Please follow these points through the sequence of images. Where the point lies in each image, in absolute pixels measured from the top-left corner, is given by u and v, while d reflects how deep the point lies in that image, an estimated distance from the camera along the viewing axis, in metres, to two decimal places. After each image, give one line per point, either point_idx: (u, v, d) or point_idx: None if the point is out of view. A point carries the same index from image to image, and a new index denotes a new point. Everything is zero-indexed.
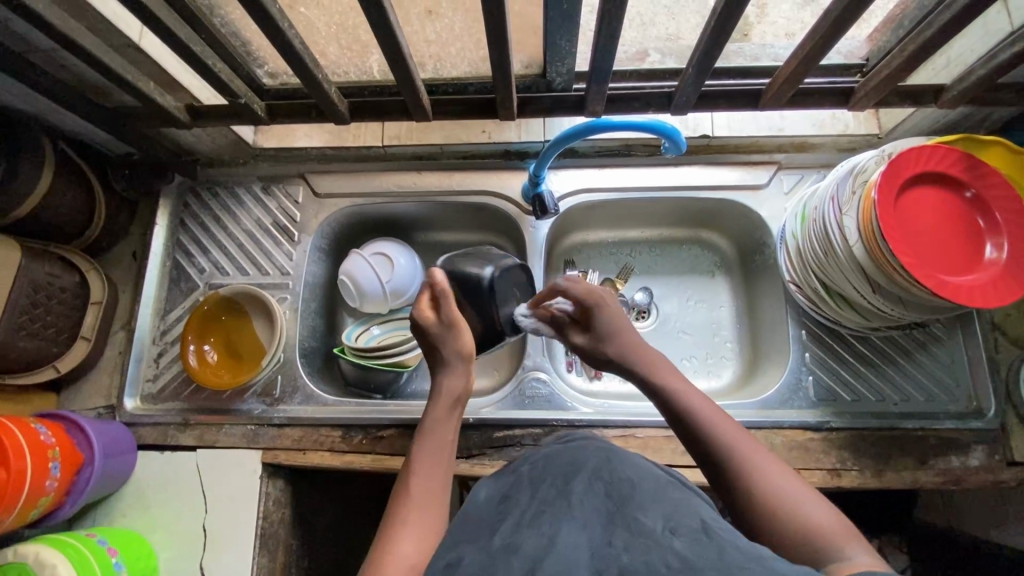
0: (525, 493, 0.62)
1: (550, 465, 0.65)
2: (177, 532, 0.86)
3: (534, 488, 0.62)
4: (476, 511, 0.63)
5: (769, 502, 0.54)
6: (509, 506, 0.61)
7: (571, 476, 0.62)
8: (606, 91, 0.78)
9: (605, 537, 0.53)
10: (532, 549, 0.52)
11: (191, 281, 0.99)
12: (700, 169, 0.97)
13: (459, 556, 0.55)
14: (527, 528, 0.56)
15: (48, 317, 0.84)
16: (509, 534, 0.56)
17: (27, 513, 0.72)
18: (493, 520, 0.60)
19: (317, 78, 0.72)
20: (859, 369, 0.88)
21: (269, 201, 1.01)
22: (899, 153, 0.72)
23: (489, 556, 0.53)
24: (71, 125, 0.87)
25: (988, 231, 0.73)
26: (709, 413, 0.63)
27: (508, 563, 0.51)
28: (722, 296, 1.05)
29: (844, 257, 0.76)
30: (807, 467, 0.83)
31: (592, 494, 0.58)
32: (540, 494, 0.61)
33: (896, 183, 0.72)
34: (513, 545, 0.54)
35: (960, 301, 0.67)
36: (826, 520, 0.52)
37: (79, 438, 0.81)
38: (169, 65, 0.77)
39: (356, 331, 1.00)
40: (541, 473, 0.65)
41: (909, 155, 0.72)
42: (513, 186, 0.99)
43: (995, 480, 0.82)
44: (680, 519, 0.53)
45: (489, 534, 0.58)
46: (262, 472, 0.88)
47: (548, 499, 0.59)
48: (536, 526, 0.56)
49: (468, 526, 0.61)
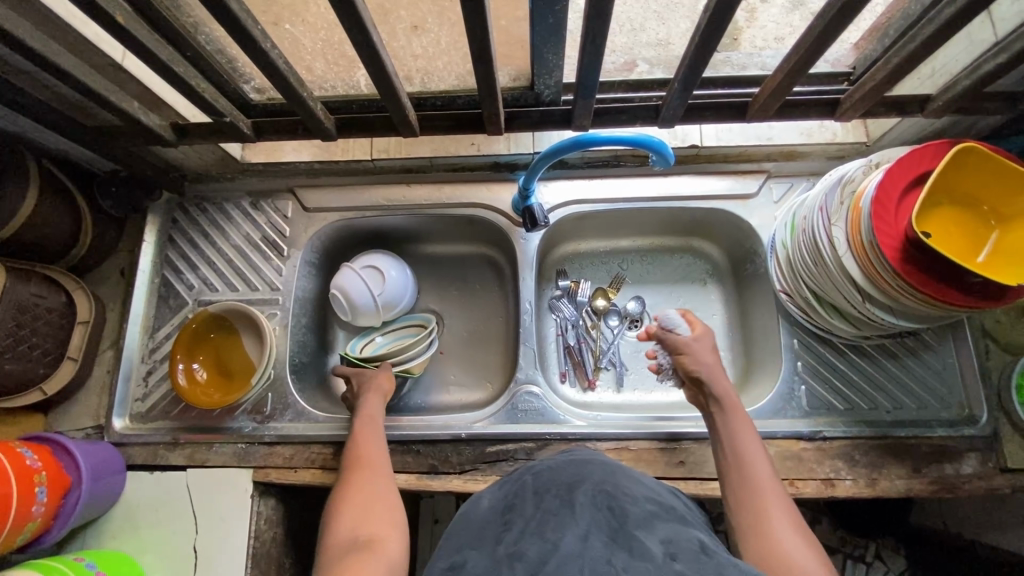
0: (528, 502, 0.61)
1: (554, 476, 0.64)
2: (167, 554, 0.85)
3: (538, 496, 0.62)
4: (475, 520, 0.63)
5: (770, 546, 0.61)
6: (513, 515, 0.60)
7: (574, 487, 0.61)
8: (592, 107, 0.78)
9: (606, 549, 0.52)
10: (535, 555, 0.52)
11: (180, 297, 0.98)
12: (689, 179, 0.97)
13: (463, 560, 0.56)
14: (531, 534, 0.56)
15: (34, 338, 0.83)
16: (513, 543, 0.55)
17: (13, 539, 0.71)
18: (495, 529, 0.60)
19: (302, 96, 0.71)
20: (852, 378, 0.88)
21: (258, 216, 1.00)
22: (908, 151, 0.71)
23: (495, 562, 0.54)
24: (57, 143, 0.87)
25: (982, 226, 0.72)
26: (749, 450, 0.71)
27: (511, 569, 0.52)
28: (714, 305, 1.05)
29: (834, 267, 0.76)
30: (801, 477, 0.83)
31: (595, 506, 0.58)
32: (544, 502, 0.60)
33: (903, 181, 0.70)
34: (517, 552, 0.54)
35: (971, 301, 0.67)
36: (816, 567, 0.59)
37: (67, 461, 0.80)
38: (153, 84, 0.76)
39: (361, 343, 1.00)
40: (545, 481, 0.64)
41: (914, 152, 0.71)
42: (503, 197, 0.99)
43: (990, 488, 0.82)
44: (678, 541, 0.54)
45: (493, 542, 0.58)
46: (253, 492, 0.87)
47: (552, 509, 0.58)
48: (541, 533, 0.55)
49: (467, 533, 0.62)
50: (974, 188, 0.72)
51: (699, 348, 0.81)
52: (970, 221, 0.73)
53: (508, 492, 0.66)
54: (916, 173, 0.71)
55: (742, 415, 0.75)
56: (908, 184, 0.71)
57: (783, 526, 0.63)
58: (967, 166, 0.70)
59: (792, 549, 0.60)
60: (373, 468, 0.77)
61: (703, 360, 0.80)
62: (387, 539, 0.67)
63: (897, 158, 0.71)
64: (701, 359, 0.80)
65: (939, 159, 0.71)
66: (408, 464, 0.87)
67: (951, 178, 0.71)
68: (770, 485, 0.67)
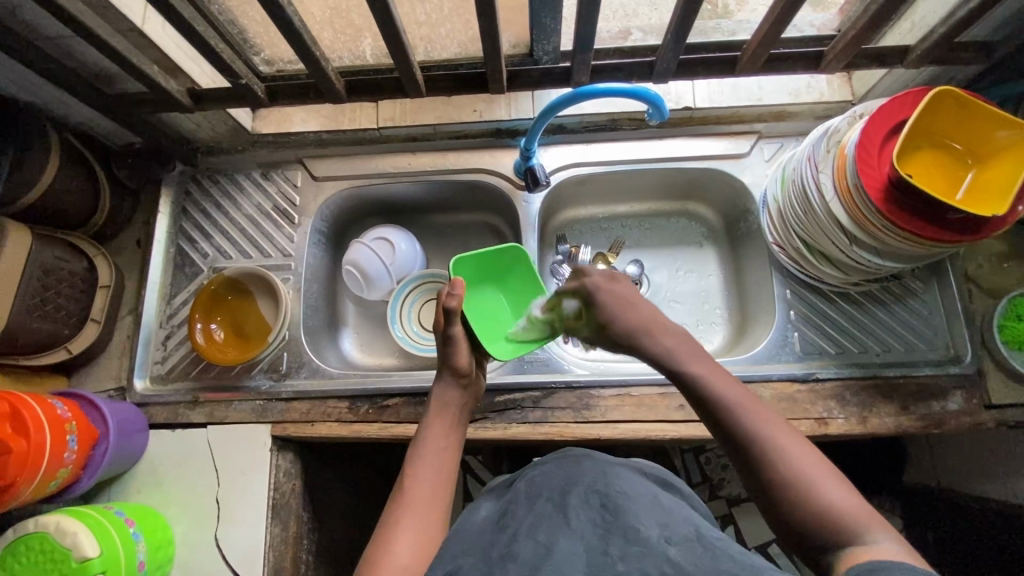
0: (521, 506, 0.64)
1: (545, 480, 0.67)
2: (190, 507, 0.89)
3: (530, 500, 0.64)
4: (470, 530, 0.66)
5: (795, 477, 0.57)
6: (507, 520, 0.63)
7: (567, 490, 0.63)
8: (590, 61, 0.81)
9: (601, 542, 0.56)
10: (530, 556, 0.55)
11: (195, 266, 1.02)
12: (683, 142, 1.01)
13: (458, 565, 0.58)
14: (524, 537, 0.58)
15: (59, 299, 0.87)
16: (507, 545, 0.58)
17: (47, 484, 0.74)
18: (489, 535, 0.62)
19: (314, 55, 0.75)
20: (843, 324, 0.92)
21: (269, 186, 1.04)
22: (892, 98, 0.75)
23: (489, 563, 0.56)
24: (75, 113, 0.90)
25: (963, 168, 0.77)
26: (716, 385, 0.65)
27: (505, 570, 0.54)
28: (710, 265, 1.10)
29: (823, 213, 0.81)
30: (795, 417, 0.87)
31: (588, 506, 0.60)
32: (535, 507, 0.62)
33: (886, 125, 0.75)
34: (511, 553, 0.56)
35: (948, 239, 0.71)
36: (849, 502, 0.55)
37: (94, 416, 0.83)
38: (171, 49, 0.79)
39: (408, 290, 1.06)
40: (536, 485, 0.66)
41: (896, 100, 0.75)
42: (506, 163, 1.03)
43: (975, 423, 0.86)
44: (674, 527, 0.58)
45: (487, 547, 0.60)
46: (272, 446, 0.91)
47: (546, 513, 0.61)
48: (533, 535, 0.58)
49: (462, 540, 0.63)
50: (952, 133, 0.76)
51: (611, 287, 0.75)
52: (950, 164, 0.77)
53: (505, 500, 0.68)
54: (897, 119, 0.75)
55: (700, 361, 0.68)
56: (890, 130, 0.75)
57: (824, 481, 0.57)
58: (942, 112, 0.74)
59: (829, 494, 0.56)
60: (441, 458, 0.72)
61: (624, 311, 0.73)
62: (404, 537, 0.63)
63: (882, 104, 0.76)
64: (624, 319, 0.72)
65: (917, 106, 0.75)
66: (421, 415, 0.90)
67: (928, 125, 0.76)
68: (796, 446, 0.59)
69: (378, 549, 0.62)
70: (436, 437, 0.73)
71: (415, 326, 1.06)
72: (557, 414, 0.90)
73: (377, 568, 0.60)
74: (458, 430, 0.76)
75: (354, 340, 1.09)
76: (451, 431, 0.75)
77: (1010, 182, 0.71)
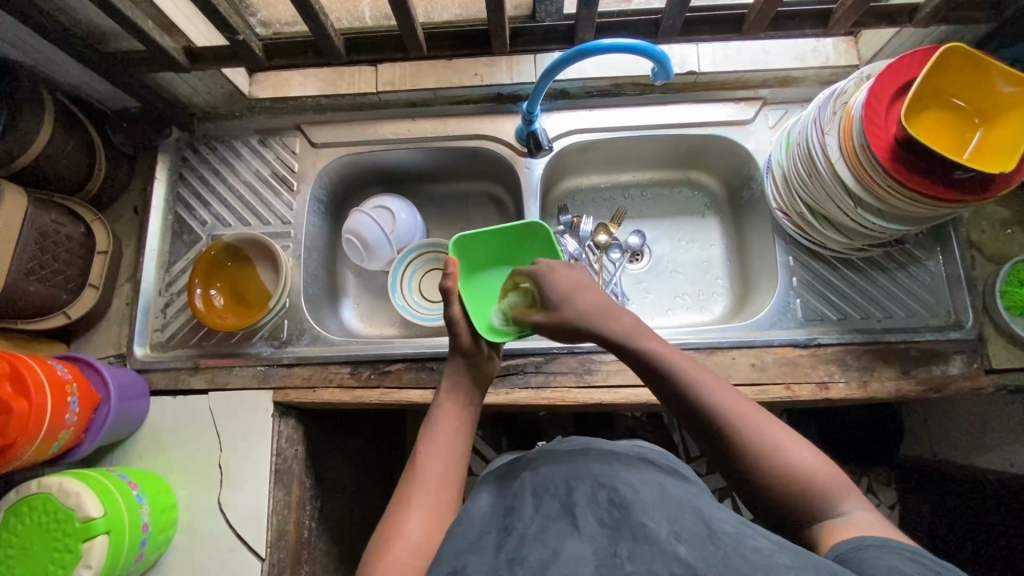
0: (528, 504, 0.60)
1: (551, 473, 0.63)
2: (194, 472, 0.89)
3: (536, 498, 0.61)
4: (476, 520, 0.62)
5: (769, 453, 0.57)
6: (512, 520, 0.59)
7: (572, 487, 0.60)
8: (594, 18, 0.80)
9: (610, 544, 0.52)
10: (537, 560, 0.51)
11: (194, 233, 1.01)
12: (687, 108, 1.00)
13: (464, 565, 0.54)
14: (532, 540, 0.54)
15: (57, 264, 0.86)
16: (515, 547, 0.54)
17: (49, 445, 0.74)
18: (495, 533, 0.59)
19: (315, 11, 0.73)
20: (846, 291, 0.92)
21: (267, 152, 1.03)
22: (899, 57, 0.74)
23: (496, 565, 0.53)
24: (68, 73, 0.88)
25: (970, 128, 0.76)
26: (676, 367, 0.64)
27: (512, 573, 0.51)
28: (712, 235, 1.09)
29: (829, 177, 0.80)
30: (797, 381, 0.87)
31: (595, 506, 0.57)
32: (542, 507, 0.59)
33: (895, 84, 0.74)
34: (519, 556, 0.53)
35: (953, 199, 0.71)
36: (817, 470, 0.57)
37: (95, 380, 0.83)
38: (167, 6, 0.78)
39: (407, 260, 1.05)
40: (543, 480, 0.63)
41: (903, 58, 0.74)
42: (507, 129, 1.01)
43: (974, 387, 0.86)
44: (684, 524, 0.53)
45: (494, 547, 0.56)
46: (274, 411, 0.91)
47: (552, 514, 0.57)
48: (541, 538, 0.54)
49: (467, 536, 0.60)
50: (959, 92, 0.75)
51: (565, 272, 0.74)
52: (958, 124, 0.76)
53: (508, 496, 0.64)
54: (906, 77, 0.74)
55: (656, 342, 0.67)
56: (898, 89, 0.74)
57: (792, 451, 0.58)
58: (949, 70, 0.73)
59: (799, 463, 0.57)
60: (454, 439, 0.71)
61: (583, 305, 0.71)
62: (412, 520, 0.63)
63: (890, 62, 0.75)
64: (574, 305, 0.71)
65: (925, 65, 0.75)
66: (423, 380, 0.90)
67: (935, 85, 0.75)
68: (760, 419, 0.60)
69: (387, 531, 0.62)
70: (446, 419, 0.72)
71: (415, 296, 1.05)
72: (559, 379, 0.90)
73: (386, 550, 0.60)
74: (471, 410, 0.74)
75: (354, 310, 1.08)
76: (462, 412, 0.73)
77: (1017, 138, 0.71)
